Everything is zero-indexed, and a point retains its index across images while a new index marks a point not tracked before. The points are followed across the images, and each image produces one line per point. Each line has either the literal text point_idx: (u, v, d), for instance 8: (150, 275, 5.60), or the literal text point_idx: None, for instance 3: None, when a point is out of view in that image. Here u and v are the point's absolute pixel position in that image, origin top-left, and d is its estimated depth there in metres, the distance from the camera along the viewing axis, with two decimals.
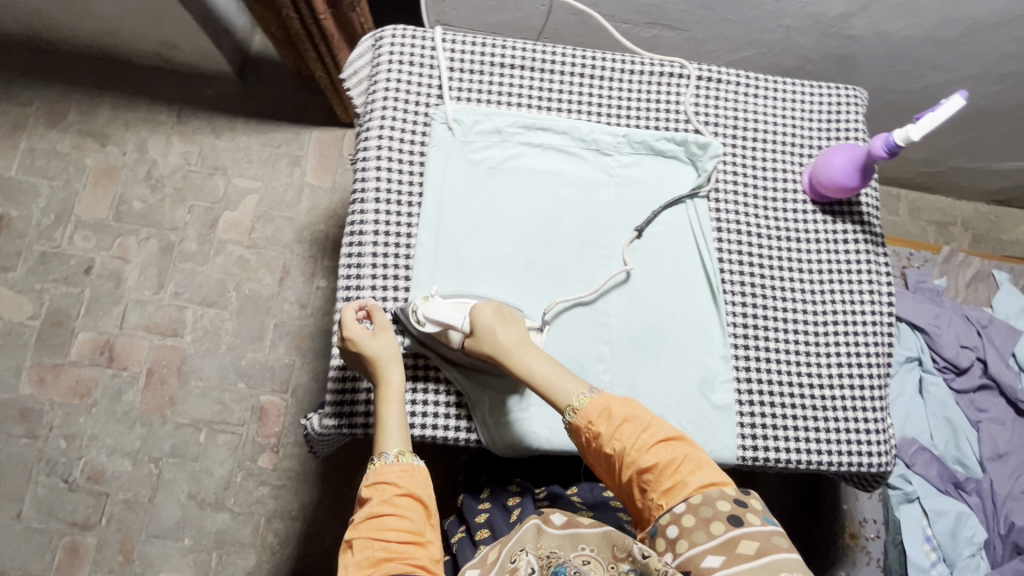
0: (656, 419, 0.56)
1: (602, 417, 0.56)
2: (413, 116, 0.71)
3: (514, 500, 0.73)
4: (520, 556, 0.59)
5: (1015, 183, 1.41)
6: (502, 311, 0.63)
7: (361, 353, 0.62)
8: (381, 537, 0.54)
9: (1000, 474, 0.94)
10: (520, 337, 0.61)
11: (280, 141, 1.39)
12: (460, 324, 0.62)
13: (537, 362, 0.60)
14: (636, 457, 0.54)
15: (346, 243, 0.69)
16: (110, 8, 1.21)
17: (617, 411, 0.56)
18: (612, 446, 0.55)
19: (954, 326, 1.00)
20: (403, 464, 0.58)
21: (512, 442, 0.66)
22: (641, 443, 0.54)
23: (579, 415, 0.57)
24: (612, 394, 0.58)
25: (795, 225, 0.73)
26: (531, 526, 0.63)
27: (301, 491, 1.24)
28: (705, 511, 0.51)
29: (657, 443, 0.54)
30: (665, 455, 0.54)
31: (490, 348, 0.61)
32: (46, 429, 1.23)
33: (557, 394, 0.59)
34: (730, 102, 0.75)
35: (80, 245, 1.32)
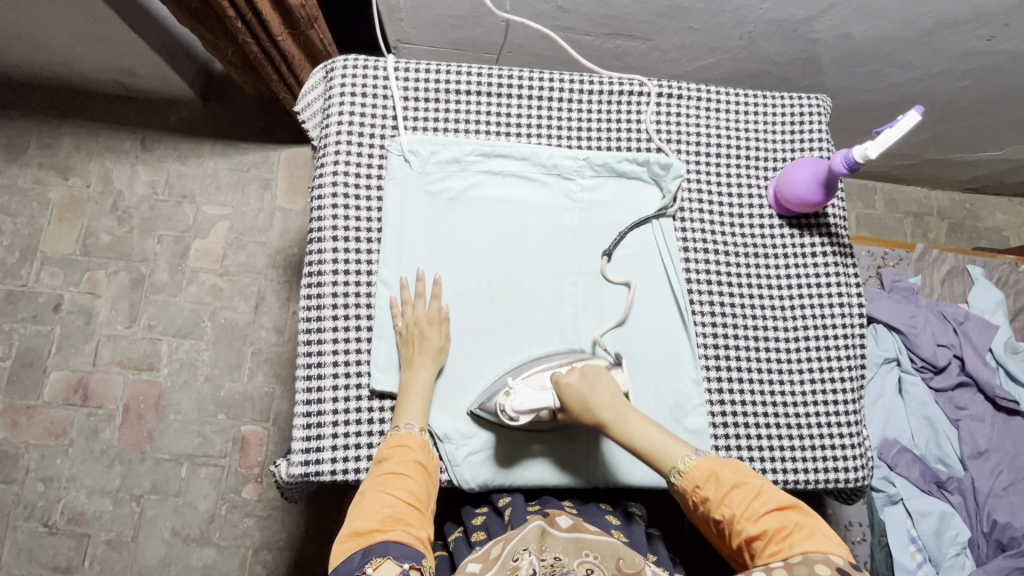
0: (767, 486, 0.55)
1: (709, 482, 0.55)
2: (368, 149, 0.69)
3: (504, 500, 0.66)
4: (523, 555, 0.54)
5: (988, 172, 1.41)
6: (586, 375, 0.60)
7: (418, 332, 0.64)
8: (391, 491, 0.55)
9: (981, 471, 0.94)
10: (614, 399, 0.59)
11: (248, 165, 1.37)
12: (550, 403, 0.60)
13: (644, 426, 0.59)
14: (742, 522, 0.53)
15: (304, 285, 0.67)
16: (63, 39, 1.18)
17: (725, 474, 0.55)
18: (720, 510, 0.54)
19: (930, 325, 1.00)
20: (423, 441, 0.60)
21: (484, 480, 0.64)
22: (751, 508, 0.53)
23: (685, 478, 0.56)
24: (727, 460, 0.57)
25: (762, 240, 0.72)
26: (535, 528, 0.58)
27: (287, 521, 1.22)
28: (800, 569, 0.47)
29: (769, 509, 0.53)
30: (776, 521, 0.52)
31: (591, 420, 0.59)
32: (23, 472, 1.21)
33: (661, 457, 0.58)
34: (692, 118, 0.74)
35: (47, 281, 1.29)
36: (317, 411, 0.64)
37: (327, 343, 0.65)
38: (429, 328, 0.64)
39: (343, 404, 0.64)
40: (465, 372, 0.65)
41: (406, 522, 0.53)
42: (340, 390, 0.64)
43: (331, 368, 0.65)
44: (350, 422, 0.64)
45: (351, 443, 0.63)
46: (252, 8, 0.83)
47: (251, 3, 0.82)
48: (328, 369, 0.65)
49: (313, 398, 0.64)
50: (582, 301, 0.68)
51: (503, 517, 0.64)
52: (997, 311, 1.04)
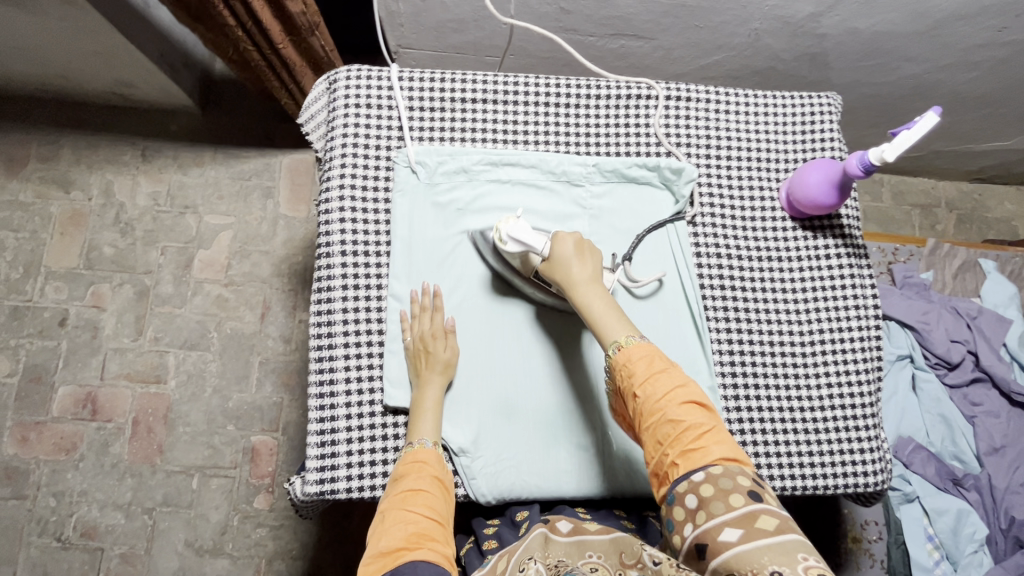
0: (693, 381, 0.53)
1: (643, 364, 0.54)
2: (375, 161, 0.68)
3: (521, 513, 0.64)
4: (528, 563, 0.53)
5: (997, 162, 1.40)
6: (582, 246, 0.61)
7: (425, 347, 0.62)
8: (412, 508, 0.53)
9: (998, 468, 0.93)
10: (592, 275, 0.59)
11: (250, 173, 1.36)
12: (540, 249, 0.61)
13: (599, 300, 0.58)
14: (664, 406, 0.51)
15: (314, 300, 0.66)
16: (59, 53, 1.17)
17: (658, 360, 0.54)
18: (643, 390, 0.53)
19: (943, 321, 0.99)
20: (439, 454, 0.59)
21: (501, 493, 0.63)
22: (677, 398, 0.52)
23: (622, 352, 0.55)
24: (654, 348, 0.56)
25: (776, 244, 0.71)
26: (537, 536, 0.58)
27: (299, 530, 1.22)
28: (725, 482, 0.47)
29: (692, 400, 0.52)
30: (697, 415, 0.51)
31: (561, 278, 0.60)
32: (34, 488, 1.21)
33: (604, 329, 0.57)
34: (701, 120, 0.73)
35: (52, 296, 1.28)
36: (331, 428, 0.63)
37: (339, 360, 0.64)
38: (438, 341, 0.63)
39: (357, 420, 0.63)
40: (479, 384, 0.64)
41: (431, 538, 0.51)
42: (353, 406, 0.64)
43: (344, 384, 0.64)
44: (364, 438, 0.63)
45: (366, 459, 0.63)
46: (251, 16, 0.83)
47: (250, 11, 0.81)
48: (340, 385, 0.64)
49: (326, 416, 0.63)
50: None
51: (517, 527, 0.62)
52: (1011, 304, 1.03)
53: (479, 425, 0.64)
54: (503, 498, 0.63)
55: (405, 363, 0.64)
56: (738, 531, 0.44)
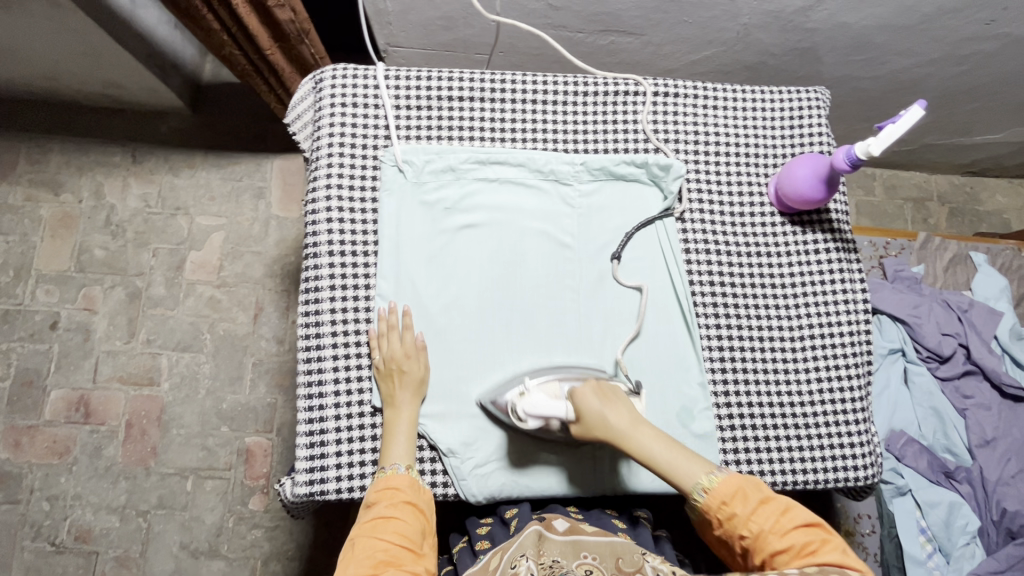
0: (793, 502, 0.55)
1: (737, 498, 0.55)
2: (361, 161, 0.68)
3: (510, 511, 0.64)
4: (520, 561, 0.55)
5: (988, 155, 1.40)
6: (602, 389, 0.59)
7: (397, 367, 0.62)
8: (382, 536, 0.54)
9: (989, 460, 0.93)
10: (632, 419, 0.58)
11: (241, 174, 1.35)
12: (564, 413, 0.58)
13: (658, 446, 0.57)
14: (767, 537, 0.53)
15: (302, 301, 0.66)
16: (47, 54, 1.16)
17: (751, 491, 0.56)
18: (747, 527, 0.55)
19: (935, 314, 1.00)
20: (412, 479, 0.59)
21: (491, 492, 0.63)
22: (776, 522, 0.54)
23: (709, 495, 0.56)
24: (748, 478, 0.57)
25: (764, 239, 0.71)
26: (532, 532, 0.58)
27: (295, 531, 1.22)
28: None
29: (792, 522, 0.53)
30: (801, 535, 0.53)
31: (604, 436, 0.57)
32: (28, 492, 1.20)
33: (680, 475, 0.57)
34: (689, 116, 0.73)
35: (43, 299, 1.28)
36: (320, 429, 0.63)
37: (327, 360, 0.64)
38: (411, 359, 0.62)
39: (346, 420, 0.63)
40: (470, 385, 0.64)
41: (396, 564, 0.53)
42: (342, 407, 0.63)
43: (332, 384, 0.64)
44: (353, 438, 0.63)
45: (356, 459, 0.63)
46: (237, 22, 0.82)
47: (235, 16, 0.81)
48: (328, 385, 0.64)
49: (315, 417, 0.63)
50: (585, 307, 0.67)
51: (508, 527, 0.63)
52: (1002, 297, 1.03)
53: (469, 426, 0.63)
54: (493, 498, 0.63)
55: (376, 385, 0.63)
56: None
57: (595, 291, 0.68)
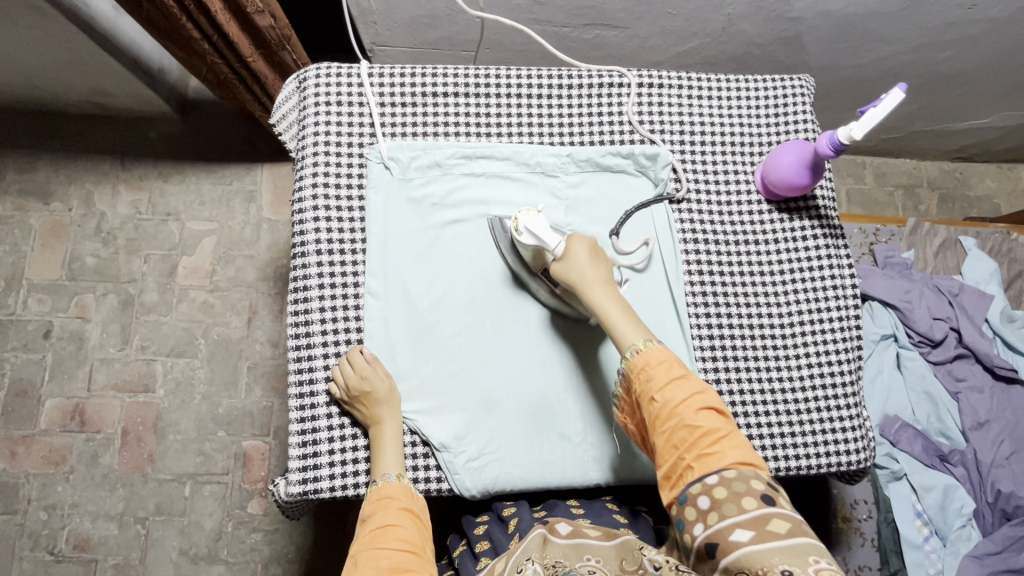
0: (708, 388, 0.55)
1: (660, 371, 0.55)
2: (347, 159, 0.68)
3: (509, 509, 0.65)
4: (526, 564, 0.52)
5: (976, 140, 1.41)
6: (595, 250, 0.62)
7: (359, 388, 0.60)
8: (384, 545, 0.53)
9: (983, 442, 0.94)
10: (605, 278, 0.61)
11: (231, 178, 1.35)
12: (554, 246, 0.61)
13: (612, 304, 0.59)
14: (682, 410, 0.53)
15: (291, 301, 0.65)
16: (33, 63, 1.15)
17: (676, 367, 0.55)
18: (661, 396, 0.54)
19: (925, 299, 1.00)
20: (404, 485, 0.59)
21: (485, 486, 0.63)
22: (696, 404, 0.53)
23: (640, 355, 0.56)
24: (672, 354, 0.57)
25: (751, 227, 0.72)
26: (537, 535, 0.56)
27: (295, 533, 1.21)
28: (738, 486, 0.48)
29: (707, 407, 0.53)
30: (714, 420, 0.53)
31: (572, 277, 0.61)
32: (25, 502, 1.20)
33: (620, 333, 0.58)
34: (674, 106, 0.73)
35: (35, 308, 1.27)
36: (312, 427, 0.63)
37: (318, 359, 0.64)
38: (371, 377, 0.60)
39: (339, 420, 0.63)
40: (461, 378, 0.64)
41: (406, 570, 0.52)
42: (335, 406, 0.63)
43: (323, 383, 0.63)
44: (345, 439, 0.63)
45: (349, 458, 0.63)
46: (217, 30, 0.82)
47: (215, 24, 0.80)
48: (319, 384, 0.63)
49: (307, 417, 0.63)
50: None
51: (507, 527, 0.63)
52: (992, 280, 1.03)
53: (461, 420, 0.63)
54: (488, 491, 0.63)
55: (347, 408, 0.62)
56: (749, 530, 0.45)
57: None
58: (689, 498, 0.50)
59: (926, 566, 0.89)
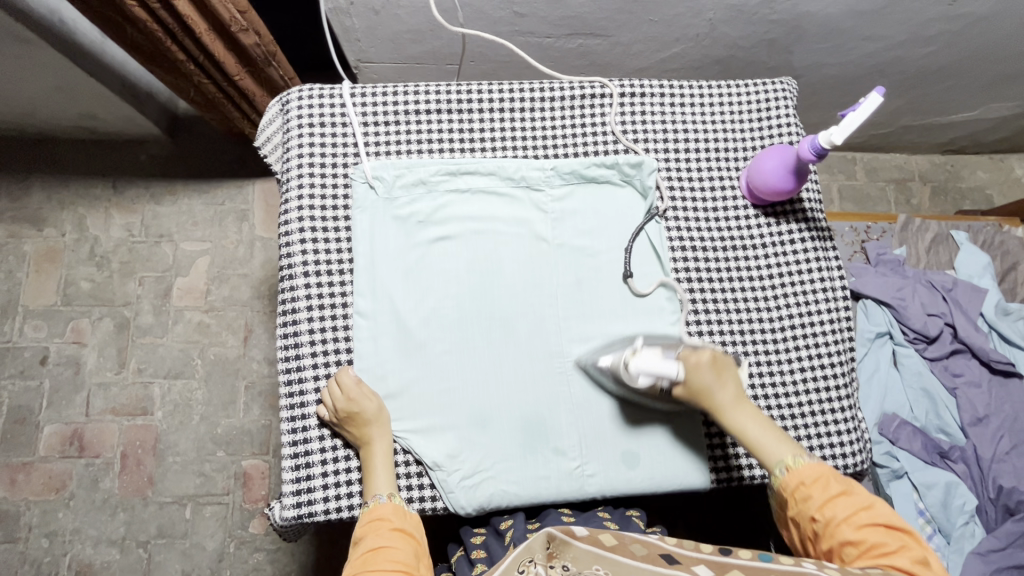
0: (878, 503, 0.54)
1: (816, 484, 0.55)
2: (331, 180, 0.68)
3: (505, 522, 0.65)
4: (529, 568, 0.48)
5: (965, 133, 1.41)
6: (718, 362, 0.60)
7: (348, 410, 0.60)
8: (377, 566, 0.53)
9: (983, 437, 0.93)
10: (735, 394, 0.60)
11: (224, 197, 1.35)
12: (675, 373, 0.58)
13: (754, 423, 0.59)
14: (841, 528, 0.52)
15: (280, 324, 0.65)
16: (22, 91, 1.16)
17: (834, 482, 0.55)
18: (821, 512, 0.54)
19: (919, 295, 1.00)
20: (396, 505, 0.59)
21: (480, 504, 0.62)
22: (856, 518, 0.52)
23: (790, 473, 0.56)
24: (826, 468, 0.57)
25: (739, 232, 0.71)
26: (543, 535, 0.50)
27: (297, 551, 1.21)
28: None
29: (873, 523, 0.52)
30: (881, 536, 0.51)
31: (705, 400, 0.60)
32: (26, 530, 1.20)
33: (769, 454, 0.58)
34: (657, 114, 0.73)
35: (31, 334, 1.27)
36: (305, 450, 0.63)
37: (309, 381, 0.64)
38: (359, 399, 0.60)
39: (331, 442, 0.63)
40: (451, 396, 0.64)
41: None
42: (327, 428, 0.63)
43: (314, 405, 0.63)
44: (338, 460, 0.63)
45: (343, 480, 0.62)
46: (204, 51, 0.82)
47: (201, 45, 0.80)
48: (311, 407, 0.63)
49: (299, 441, 0.63)
50: (566, 313, 0.67)
51: (503, 539, 0.62)
52: (986, 273, 1.03)
53: (454, 438, 0.63)
54: (485, 509, 0.63)
55: (338, 431, 0.62)
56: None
57: (572, 294, 0.68)
58: (772, 558, 0.48)
59: None
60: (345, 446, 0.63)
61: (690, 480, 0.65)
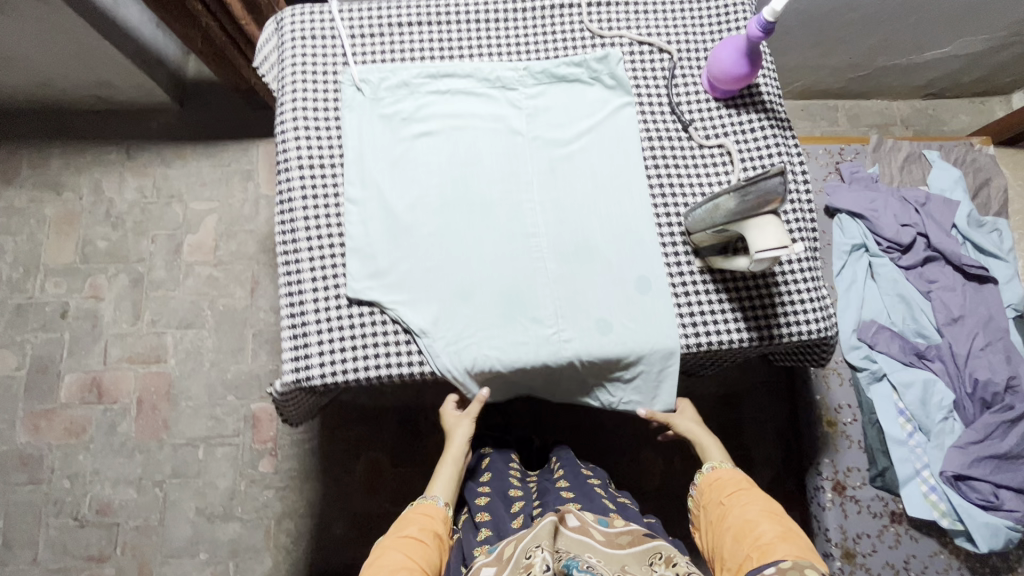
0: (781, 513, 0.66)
1: (732, 496, 0.72)
2: (323, 85, 0.74)
3: (514, 492, 0.84)
4: (536, 552, 0.61)
5: (943, 73, 1.45)
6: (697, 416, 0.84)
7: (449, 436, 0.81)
8: (405, 534, 0.69)
9: (958, 336, 0.96)
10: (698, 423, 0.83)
11: (230, 159, 1.42)
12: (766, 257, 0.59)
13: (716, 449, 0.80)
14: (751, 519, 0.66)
15: (278, 213, 0.71)
16: (42, 58, 1.24)
17: (743, 493, 0.71)
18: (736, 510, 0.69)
19: (891, 207, 1.04)
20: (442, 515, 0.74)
21: (465, 367, 0.67)
22: (763, 515, 0.66)
23: (714, 479, 0.76)
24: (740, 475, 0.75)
25: (702, 123, 0.76)
26: (547, 524, 0.65)
27: (304, 489, 1.26)
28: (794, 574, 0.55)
29: (768, 511, 0.67)
30: (771, 527, 0.64)
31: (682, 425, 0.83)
32: (49, 471, 1.26)
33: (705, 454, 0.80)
34: (622, 20, 0.79)
35: (52, 290, 1.35)
36: (302, 323, 0.68)
37: (305, 261, 0.69)
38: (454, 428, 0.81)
39: (326, 316, 0.68)
40: (434, 274, 0.69)
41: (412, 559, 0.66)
42: (320, 303, 0.69)
43: (310, 281, 0.69)
44: (332, 330, 0.68)
45: (337, 349, 0.67)
46: None
47: None
48: (307, 284, 0.69)
49: (297, 313, 0.68)
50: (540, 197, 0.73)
51: (510, 509, 0.81)
52: (957, 187, 1.07)
53: (438, 308, 0.68)
54: (470, 371, 0.67)
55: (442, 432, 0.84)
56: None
57: (546, 180, 0.73)
58: None
59: (912, 461, 0.93)
60: (339, 319, 0.68)
61: (662, 346, 0.69)
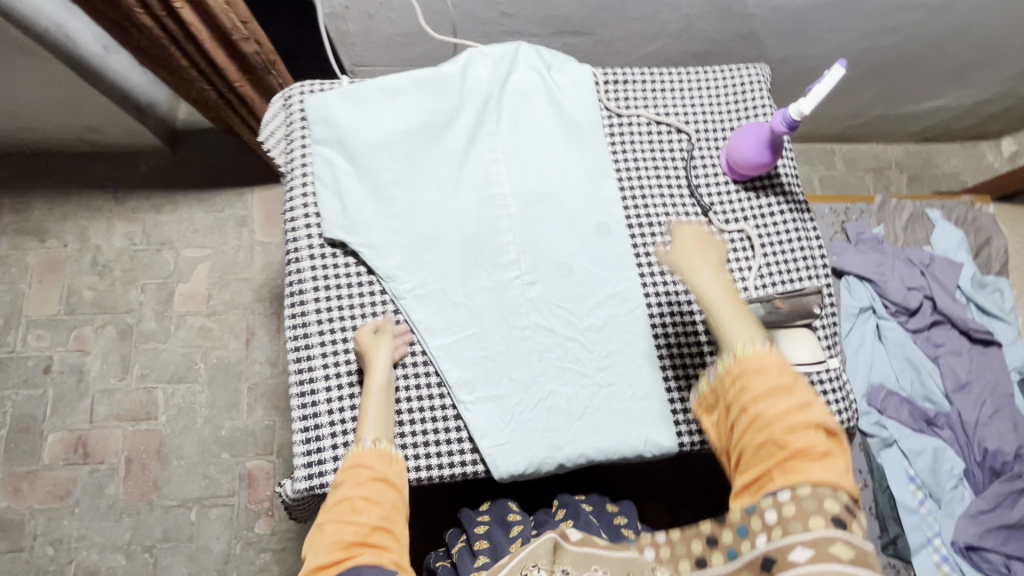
0: (817, 403, 0.52)
1: (760, 380, 0.53)
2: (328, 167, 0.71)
3: (513, 517, 0.71)
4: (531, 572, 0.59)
5: (936, 121, 1.48)
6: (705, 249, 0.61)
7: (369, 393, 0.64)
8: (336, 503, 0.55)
9: (966, 403, 0.97)
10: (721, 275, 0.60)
11: (223, 205, 1.38)
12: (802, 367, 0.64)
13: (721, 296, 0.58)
14: (773, 425, 0.51)
15: (287, 305, 0.69)
16: (26, 105, 1.19)
17: (778, 378, 0.53)
18: (757, 406, 0.52)
19: (898, 270, 1.04)
20: (379, 452, 0.59)
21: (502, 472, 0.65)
22: (795, 416, 0.51)
23: (738, 359, 0.54)
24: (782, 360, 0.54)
25: (721, 207, 0.75)
26: (547, 541, 0.61)
27: (303, 550, 1.22)
28: (809, 504, 0.49)
29: (802, 407, 0.52)
30: (814, 440, 0.51)
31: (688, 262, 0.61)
32: (31, 538, 1.20)
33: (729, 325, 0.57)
34: (640, 100, 0.78)
35: (35, 344, 1.29)
36: (314, 424, 0.65)
37: (316, 358, 0.67)
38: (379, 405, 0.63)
39: (339, 417, 0.65)
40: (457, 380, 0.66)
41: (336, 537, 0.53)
42: (334, 402, 0.66)
43: (323, 379, 0.66)
44: (346, 431, 0.65)
45: None
46: (204, 58, 0.85)
47: (204, 53, 0.83)
48: (319, 383, 0.66)
49: (309, 413, 0.66)
50: (541, 291, 0.70)
51: (509, 532, 0.69)
52: (960, 248, 1.08)
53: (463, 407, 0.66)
54: (522, 471, 0.65)
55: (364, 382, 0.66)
56: (810, 548, 0.47)
57: (577, 260, 0.71)
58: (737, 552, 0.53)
59: (923, 529, 0.92)
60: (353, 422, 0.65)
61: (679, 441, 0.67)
